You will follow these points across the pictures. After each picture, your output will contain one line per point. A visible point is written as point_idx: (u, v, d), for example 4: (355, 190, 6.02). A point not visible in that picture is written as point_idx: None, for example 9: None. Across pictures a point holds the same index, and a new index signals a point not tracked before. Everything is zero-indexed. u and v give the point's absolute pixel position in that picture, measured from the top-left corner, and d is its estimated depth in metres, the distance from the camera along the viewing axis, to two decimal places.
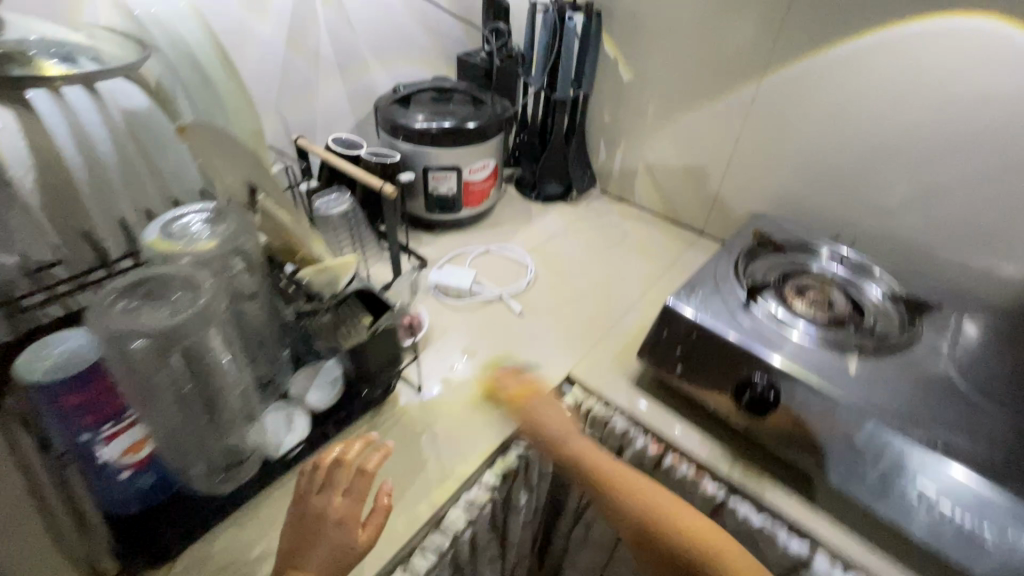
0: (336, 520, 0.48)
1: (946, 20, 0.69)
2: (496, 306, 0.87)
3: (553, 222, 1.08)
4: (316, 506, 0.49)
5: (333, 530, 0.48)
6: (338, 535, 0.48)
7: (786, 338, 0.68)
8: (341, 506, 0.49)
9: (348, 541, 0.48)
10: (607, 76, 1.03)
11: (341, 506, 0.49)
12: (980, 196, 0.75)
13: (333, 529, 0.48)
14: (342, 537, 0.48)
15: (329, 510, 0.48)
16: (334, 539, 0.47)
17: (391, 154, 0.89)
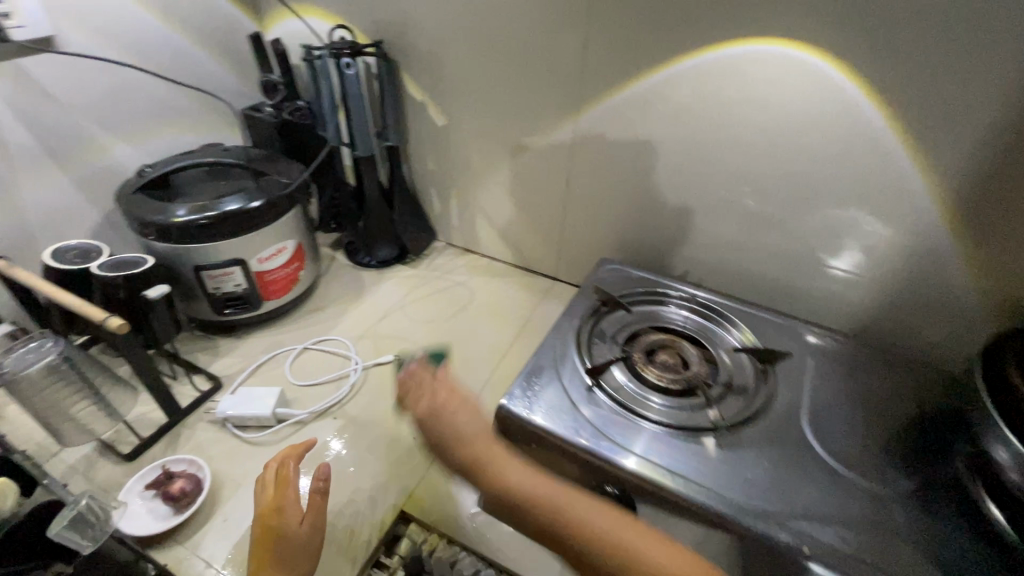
0: (279, 508, 0.52)
1: (745, 45, 0.62)
2: (311, 428, 0.70)
3: (389, 292, 0.93)
4: (258, 508, 0.52)
5: (275, 521, 0.50)
6: (284, 522, 0.50)
7: (637, 427, 0.58)
8: (280, 495, 0.53)
9: (292, 527, 0.50)
10: (420, 121, 0.90)
11: (278, 496, 0.52)
12: (810, 222, 0.70)
13: (279, 516, 0.51)
14: (286, 522, 0.50)
15: (271, 505, 0.52)
16: (278, 525, 0.50)
17: (140, 259, 0.69)
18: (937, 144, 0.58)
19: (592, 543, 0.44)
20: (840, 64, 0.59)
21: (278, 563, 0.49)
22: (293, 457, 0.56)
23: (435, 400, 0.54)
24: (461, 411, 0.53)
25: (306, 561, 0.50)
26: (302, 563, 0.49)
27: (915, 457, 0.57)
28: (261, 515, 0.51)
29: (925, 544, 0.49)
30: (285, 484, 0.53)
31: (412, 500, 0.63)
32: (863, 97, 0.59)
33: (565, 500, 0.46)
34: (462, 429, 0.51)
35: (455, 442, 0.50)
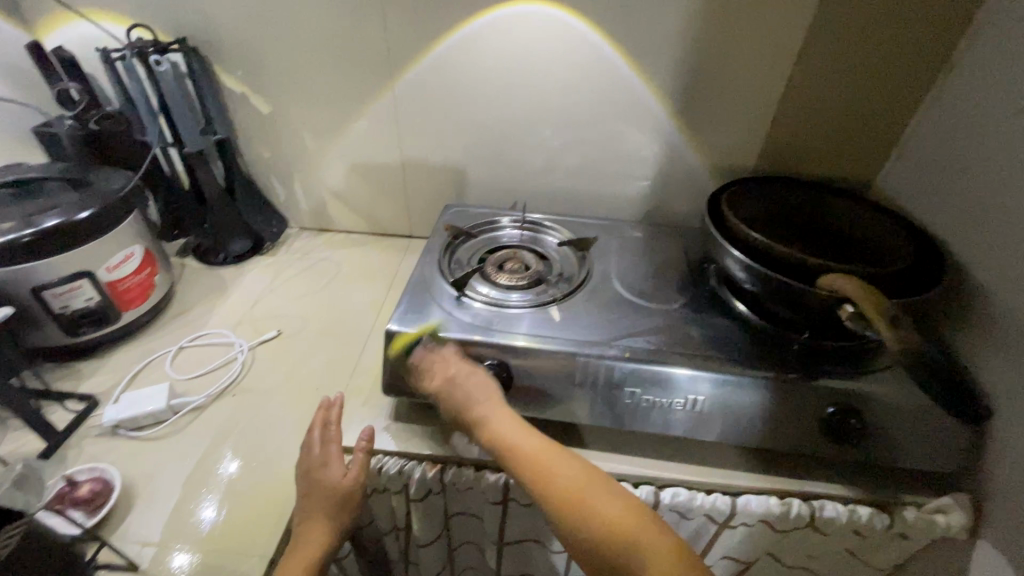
0: (324, 465, 0.62)
1: (509, 7, 0.80)
2: (210, 410, 0.73)
3: (254, 281, 0.95)
4: (304, 469, 0.62)
5: (321, 475, 0.61)
6: (328, 475, 0.61)
7: (500, 316, 0.73)
8: (325, 455, 0.63)
9: (338, 480, 0.61)
10: (244, 112, 0.93)
11: (324, 456, 0.62)
12: (592, 142, 0.91)
13: (325, 472, 0.61)
14: (332, 477, 0.61)
15: (319, 463, 0.62)
16: (326, 478, 0.61)
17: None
18: (652, 65, 0.82)
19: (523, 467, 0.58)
20: (576, 14, 0.79)
21: (325, 510, 0.60)
22: (335, 423, 0.66)
23: (455, 395, 0.64)
24: (471, 386, 0.64)
25: (346, 508, 0.61)
26: (343, 510, 0.61)
27: (689, 286, 0.80)
28: (309, 471, 0.62)
29: (701, 334, 0.72)
30: (329, 444, 0.64)
31: None
32: (598, 38, 0.81)
33: (547, 457, 0.58)
34: (487, 400, 0.63)
35: (486, 399, 0.63)
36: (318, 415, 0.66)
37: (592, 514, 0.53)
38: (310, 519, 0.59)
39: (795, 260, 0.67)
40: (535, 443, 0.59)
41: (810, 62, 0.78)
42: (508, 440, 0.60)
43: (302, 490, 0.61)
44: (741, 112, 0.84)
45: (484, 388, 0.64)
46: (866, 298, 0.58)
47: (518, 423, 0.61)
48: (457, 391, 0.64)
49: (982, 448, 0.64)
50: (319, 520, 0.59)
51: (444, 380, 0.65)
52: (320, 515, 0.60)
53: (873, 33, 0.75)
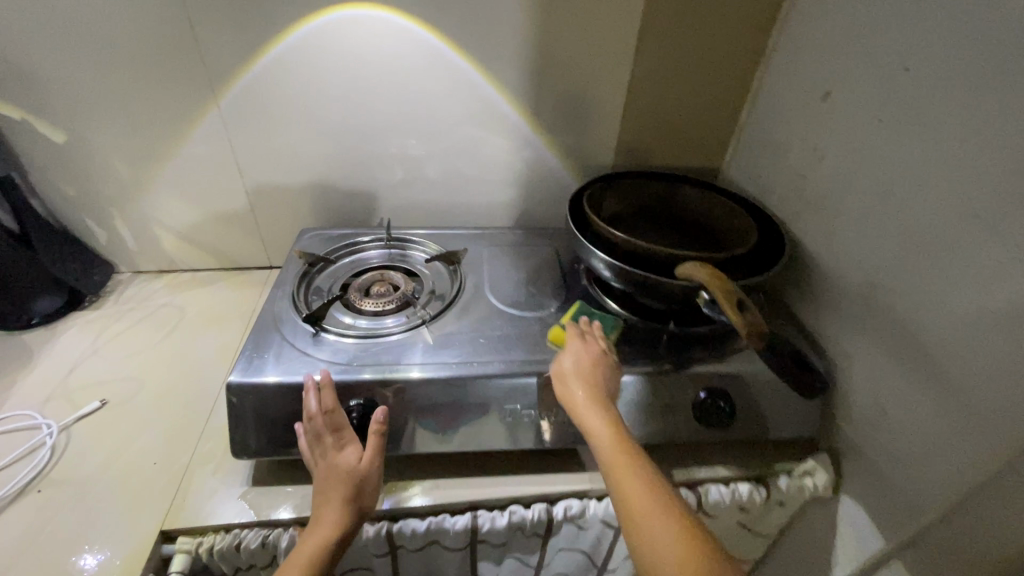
0: (339, 449, 0.57)
1: (336, 12, 0.73)
2: (5, 517, 0.58)
3: (71, 343, 0.79)
4: (318, 456, 0.57)
5: (337, 461, 0.56)
6: (345, 461, 0.56)
7: (365, 347, 0.67)
8: (337, 439, 0.57)
9: (356, 463, 0.57)
10: (28, 143, 0.77)
11: (338, 440, 0.57)
12: (452, 150, 0.87)
13: (340, 456, 0.57)
14: (348, 461, 0.56)
15: (335, 450, 0.57)
16: (344, 462, 0.56)
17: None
18: (499, 68, 0.80)
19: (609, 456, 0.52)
20: (412, 18, 0.75)
21: (342, 495, 0.55)
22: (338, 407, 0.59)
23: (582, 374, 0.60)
24: (581, 370, 0.60)
25: (364, 491, 0.56)
26: (360, 495, 0.56)
27: (562, 289, 0.79)
28: (324, 457, 0.57)
29: None
30: (339, 428, 0.58)
31: (170, 516, 0.59)
32: (438, 42, 0.77)
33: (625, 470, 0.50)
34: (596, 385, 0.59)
35: (585, 376, 0.59)
36: (316, 399, 0.58)
37: (649, 525, 0.46)
38: (325, 506, 0.55)
39: (653, 253, 0.68)
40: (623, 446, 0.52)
41: (648, 58, 0.80)
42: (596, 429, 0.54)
43: (322, 476, 0.56)
44: (593, 110, 0.85)
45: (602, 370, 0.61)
46: (715, 282, 0.59)
47: (602, 402, 0.57)
48: (569, 389, 0.59)
49: (833, 409, 0.69)
50: (335, 506, 0.54)
51: (569, 355, 0.63)
52: (338, 501, 0.55)
53: (697, 29, 0.78)
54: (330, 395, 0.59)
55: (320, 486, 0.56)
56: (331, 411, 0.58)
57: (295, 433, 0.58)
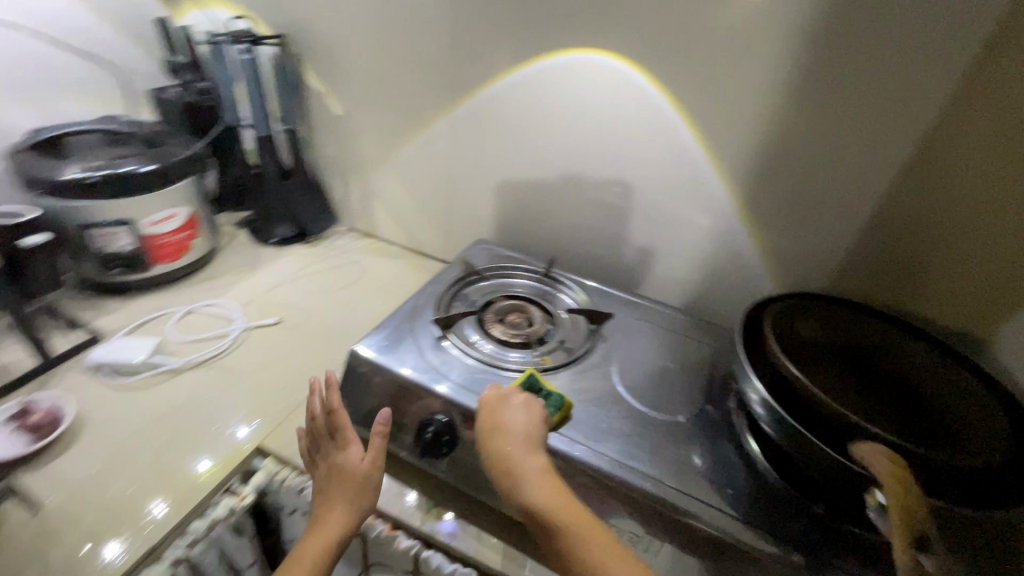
0: (342, 449, 0.59)
1: (575, 54, 0.75)
2: (182, 377, 0.74)
3: (284, 266, 0.98)
4: (324, 456, 0.60)
5: (340, 460, 0.58)
6: (346, 459, 0.58)
7: (473, 369, 0.67)
8: (339, 439, 0.59)
9: (356, 462, 0.57)
10: (319, 108, 0.98)
11: (340, 441, 0.59)
12: (643, 210, 0.83)
13: (344, 456, 0.58)
14: (350, 459, 0.58)
15: (337, 448, 0.59)
16: (344, 461, 0.58)
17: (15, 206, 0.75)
18: (722, 142, 0.72)
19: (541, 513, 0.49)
20: (646, 73, 0.72)
21: (342, 494, 0.56)
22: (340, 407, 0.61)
23: (518, 427, 0.56)
24: (522, 421, 0.57)
25: (365, 491, 0.57)
26: (361, 493, 0.57)
27: (702, 400, 0.68)
28: (329, 457, 0.59)
29: (696, 463, 0.60)
30: (341, 429, 0.60)
31: (271, 435, 0.68)
32: (665, 101, 0.73)
33: (553, 517, 0.49)
34: (521, 443, 0.55)
35: (518, 432, 0.55)
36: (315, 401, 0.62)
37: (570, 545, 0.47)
38: (327, 503, 0.56)
39: (824, 411, 0.53)
40: (560, 498, 0.50)
41: (917, 175, 0.64)
42: (524, 484, 0.51)
43: (323, 473, 0.59)
44: (820, 217, 0.71)
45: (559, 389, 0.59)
46: (892, 484, 0.45)
47: (533, 453, 0.54)
48: (499, 437, 0.55)
49: None
50: (337, 507, 0.56)
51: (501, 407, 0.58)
52: (339, 500, 0.56)
53: (1007, 157, 0.59)
54: (334, 395, 0.61)
55: (322, 484, 0.58)
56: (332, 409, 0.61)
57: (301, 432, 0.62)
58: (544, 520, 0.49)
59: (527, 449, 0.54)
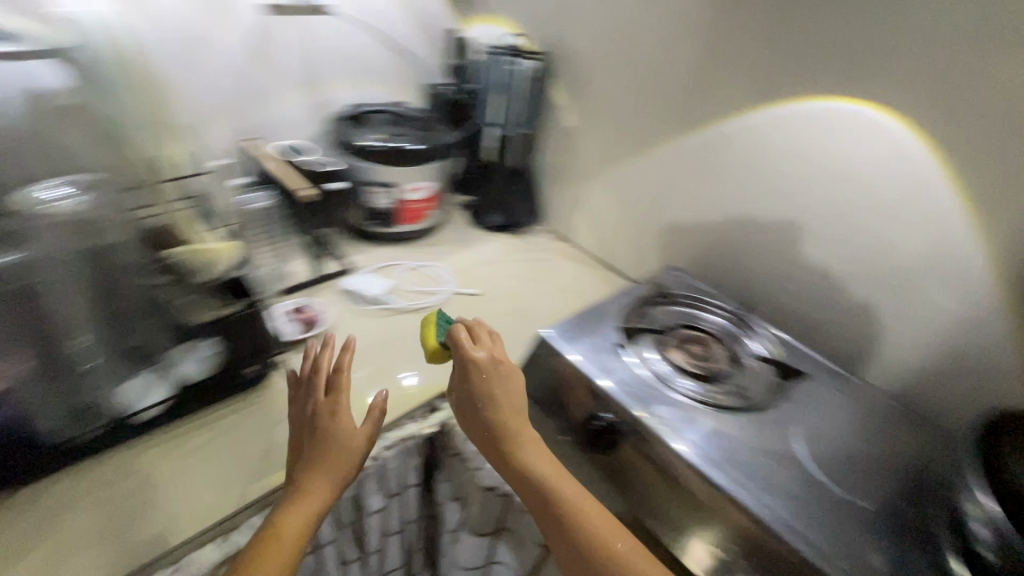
0: (333, 416, 0.60)
1: (839, 102, 0.72)
2: (401, 317, 0.90)
3: (489, 249, 1.12)
4: (311, 418, 0.61)
5: (334, 427, 0.60)
6: (342, 428, 0.60)
7: (646, 384, 0.70)
8: (335, 406, 0.61)
9: (351, 433, 0.60)
10: (557, 119, 1.09)
11: (333, 407, 0.61)
12: (869, 277, 0.76)
13: (336, 424, 0.60)
14: (346, 428, 0.60)
15: (300, 404, 0.64)
16: (338, 429, 0.60)
17: (318, 151, 1.01)
18: (1004, 222, 0.63)
19: (556, 496, 0.56)
20: (922, 132, 0.66)
21: (332, 464, 0.58)
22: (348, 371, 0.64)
23: (512, 405, 0.62)
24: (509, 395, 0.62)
25: (349, 463, 0.59)
26: (346, 454, 0.59)
27: (897, 497, 0.60)
28: (317, 421, 0.61)
29: (876, 562, 0.54)
30: (337, 394, 0.62)
31: None
32: (938, 164, 0.66)
33: (576, 501, 0.56)
34: (517, 419, 0.61)
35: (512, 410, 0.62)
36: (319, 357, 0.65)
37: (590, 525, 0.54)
38: (316, 469, 0.57)
39: None
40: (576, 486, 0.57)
41: None
42: (533, 463, 0.58)
43: (297, 425, 0.63)
44: None
45: (507, 389, 0.62)
46: None
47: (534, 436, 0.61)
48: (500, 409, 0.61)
49: None
50: (327, 475, 0.57)
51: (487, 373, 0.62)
52: (323, 472, 0.58)
53: None
54: (348, 355, 0.63)
55: (290, 435, 0.62)
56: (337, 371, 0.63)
57: (290, 384, 0.64)
58: (554, 497, 0.56)
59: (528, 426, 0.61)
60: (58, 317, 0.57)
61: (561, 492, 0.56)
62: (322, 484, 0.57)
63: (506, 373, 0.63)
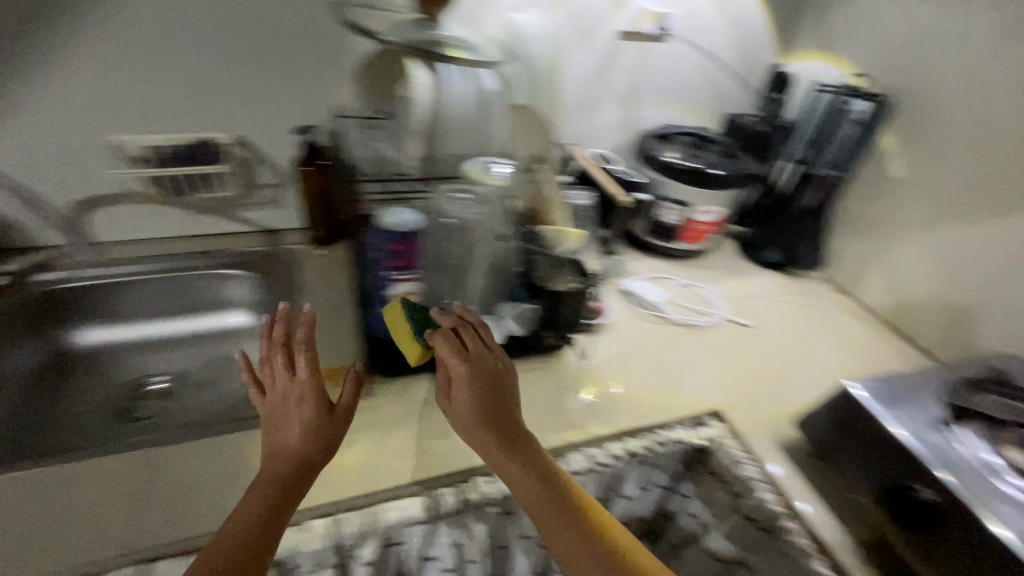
0: (288, 376, 0.65)
1: None
2: (675, 329, 0.94)
3: (761, 284, 1.09)
4: (289, 390, 0.64)
5: (293, 403, 0.63)
6: (297, 399, 0.63)
7: (973, 470, 0.62)
8: (302, 382, 0.64)
9: (301, 396, 0.63)
10: (876, 165, 1.01)
11: (296, 371, 0.65)
12: None
13: (291, 382, 0.65)
14: (298, 387, 0.64)
15: (294, 384, 0.65)
16: (297, 395, 0.64)
17: (622, 164, 1.12)
18: None
19: (580, 506, 0.58)
20: None
21: (294, 434, 0.60)
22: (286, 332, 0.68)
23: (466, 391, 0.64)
24: (472, 385, 0.64)
25: (311, 436, 0.61)
26: (323, 423, 0.62)
27: None
28: (288, 398, 0.64)
29: None
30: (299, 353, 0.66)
31: (732, 408, 0.82)
32: None
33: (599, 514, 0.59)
34: (501, 406, 0.63)
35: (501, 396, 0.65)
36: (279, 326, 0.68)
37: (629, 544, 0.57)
38: (282, 448, 0.59)
39: None
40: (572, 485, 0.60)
41: None
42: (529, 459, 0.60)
43: (274, 405, 0.64)
44: None
45: (493, 379, 0.65)
46: None
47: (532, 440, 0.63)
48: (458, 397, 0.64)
49: None
50: (286, 448, 0.59)
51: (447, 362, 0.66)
52: (278, 437, 0.60)
53: None
54: (309, 327, 0.66)
55: (281, 417, 0.62)
56: (305, 348, 0.66)
57: (247, 370, 0.66)
58: (586, 510, 0.58)
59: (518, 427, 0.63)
60: (471, 260, 0.75)
61: (572, 497, 0.59)
62: (284, 488, 0.56)
63: (493, 372, 0.66)
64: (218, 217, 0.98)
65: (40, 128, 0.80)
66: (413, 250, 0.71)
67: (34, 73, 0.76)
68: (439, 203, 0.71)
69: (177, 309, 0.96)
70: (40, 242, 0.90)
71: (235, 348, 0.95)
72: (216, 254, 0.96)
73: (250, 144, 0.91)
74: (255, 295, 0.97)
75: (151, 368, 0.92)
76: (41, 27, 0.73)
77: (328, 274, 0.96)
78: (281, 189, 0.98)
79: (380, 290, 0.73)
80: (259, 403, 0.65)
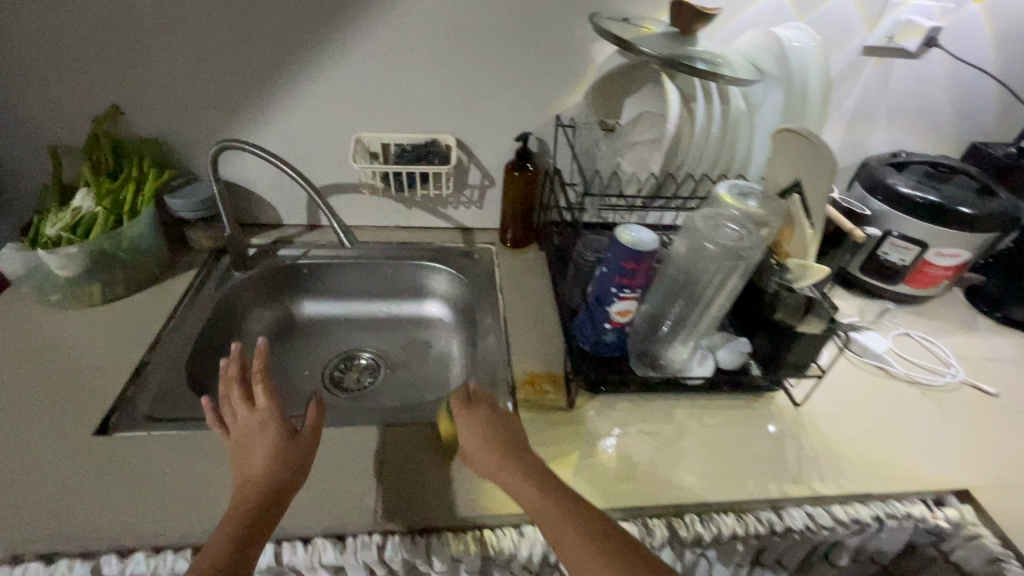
0: (248, 410, 0.63)
1: None
2: (900, 384, 0.83)
3: (1003, 344, 0.93)
4: (244, 428, 0.61)
5: (249, 438, 0.60)
6: (254, 431, 0.60)
7: None
8: (254, 418, 0.62)
9: (259, 428, 0.61)
10: None
11: (250, 414, 0.62)
12: None
13: (247, 419, 0.62)
14: (254, 423, 0.61)
15: (254, 414, 0.62)
16: (250, 424, 0.61)
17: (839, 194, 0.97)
18: None
19: (584, 545, 0.51)
20: None
21: (256, 460, 0.58)
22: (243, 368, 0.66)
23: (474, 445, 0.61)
24: (476, 438, 0.61)
25: (271, 461, 0.58)
26: (288, 449, 0.59)
27: None
28: (247, 432, 0.61)
29: None
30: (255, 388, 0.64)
31: (983, 490, 0.70)
32: None
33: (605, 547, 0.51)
34: (498, 462, 0.58)
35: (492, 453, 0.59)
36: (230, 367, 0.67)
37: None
38: (246, 475, 0.57)
39: None
40: (578, 517, 0.53)
41: None
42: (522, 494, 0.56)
43: (236, 436, 0.61)
44: None
45: (505, 429, 0.62)
46: None
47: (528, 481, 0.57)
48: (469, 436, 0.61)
49: None
50: (254, 473, 0.57)
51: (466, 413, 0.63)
52: (244, 470, 0.58)
53: None
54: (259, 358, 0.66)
55: (245, 448, 0.60)
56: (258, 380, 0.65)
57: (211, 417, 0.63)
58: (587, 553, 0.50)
59: (517, 478, 0.57)
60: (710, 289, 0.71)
61: (572, 535, 0.52)
62: (254, 506, 0.55)
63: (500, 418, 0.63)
64: (425, 211, 1.04)
65: (308, 120, 0.91)
66: (646, 269, 0.68)
67: (317, 71, 0.87)
68: (693, 226, 0.68)
69: (382, 292, 1.04)
70: (283, 220, 1.03)
71: (427, 335, 1.02)
72: (420, 245, 1.03)
73: (467, 145, 0.96)
74: (450, 289, 1.02)
75: (355, 343, 1.00)
76: (326, 34, 0.83)
77: (521, 275, 0.98)
78: (485, 189, 1.02)
79: (600, 304, 0.73)
80: (224, 439, 0.63)
